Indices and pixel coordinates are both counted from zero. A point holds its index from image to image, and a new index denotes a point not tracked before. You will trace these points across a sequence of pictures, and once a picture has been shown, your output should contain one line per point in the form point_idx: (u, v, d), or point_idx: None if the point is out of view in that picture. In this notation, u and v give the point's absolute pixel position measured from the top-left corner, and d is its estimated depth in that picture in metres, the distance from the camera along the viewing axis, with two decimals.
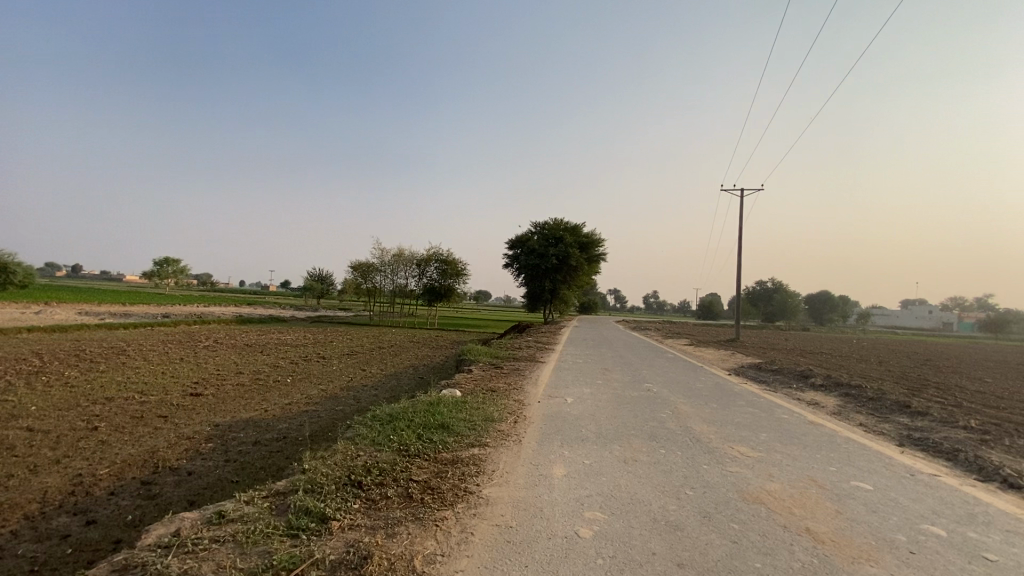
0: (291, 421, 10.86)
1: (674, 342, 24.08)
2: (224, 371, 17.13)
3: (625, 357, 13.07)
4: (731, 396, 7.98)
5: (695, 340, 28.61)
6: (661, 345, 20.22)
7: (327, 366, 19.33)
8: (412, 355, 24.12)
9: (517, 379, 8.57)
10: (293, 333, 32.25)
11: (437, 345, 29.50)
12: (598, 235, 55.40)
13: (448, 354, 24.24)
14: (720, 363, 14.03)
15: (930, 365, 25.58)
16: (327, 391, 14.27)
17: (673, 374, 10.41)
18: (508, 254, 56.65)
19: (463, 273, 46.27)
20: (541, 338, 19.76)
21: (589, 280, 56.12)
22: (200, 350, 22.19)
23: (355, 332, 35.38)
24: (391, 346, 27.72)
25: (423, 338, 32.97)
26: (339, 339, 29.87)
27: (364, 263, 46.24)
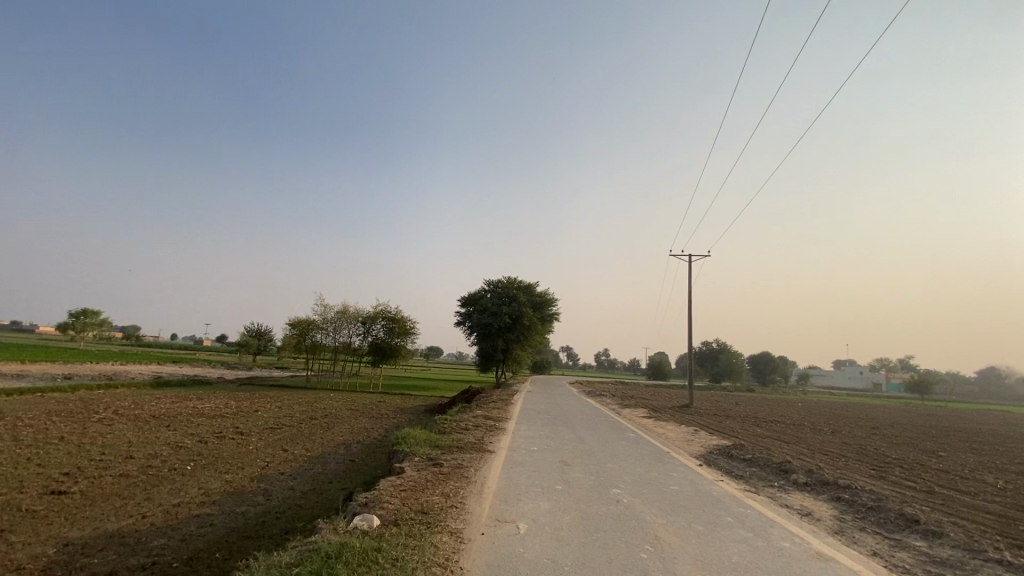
0: (171, 535, 8.65)
1: (631, 411, 22.97)
2: (110, 454, 14.30)
3: (583, 439, 11.74)
4: (711, 504, 6.81)
5: (650, 407, 27.68)
6: (619, 417, 19.03)
7: (242, 446, 16.72)
8: (348, 428, 21.71)
9: (459, 487, 6.98)
10: (214, 400, 28.85)
11: (378, 414, 27.02)
12: (552, 294, 55.05)
13: (389, 426, 22.00)
14: (683, 443, 12.98)
15: (879, 434, 25.60)
16: (231, 485, 11.91)
17: (638, 465, 9.18)
18: (460, 312, 55.05)
19: (412, 332, 44.16)
20: (491, 411, 18.12)
21: (542, 340, 55.09)
22: (91, 424, 18.95)
23: (289, 397, 32.25)
24: (325, 416, 25.10)
25: (363, 405, 30.30)
26: (266, 409, 26.81)
27: (304, 320, 43.25)
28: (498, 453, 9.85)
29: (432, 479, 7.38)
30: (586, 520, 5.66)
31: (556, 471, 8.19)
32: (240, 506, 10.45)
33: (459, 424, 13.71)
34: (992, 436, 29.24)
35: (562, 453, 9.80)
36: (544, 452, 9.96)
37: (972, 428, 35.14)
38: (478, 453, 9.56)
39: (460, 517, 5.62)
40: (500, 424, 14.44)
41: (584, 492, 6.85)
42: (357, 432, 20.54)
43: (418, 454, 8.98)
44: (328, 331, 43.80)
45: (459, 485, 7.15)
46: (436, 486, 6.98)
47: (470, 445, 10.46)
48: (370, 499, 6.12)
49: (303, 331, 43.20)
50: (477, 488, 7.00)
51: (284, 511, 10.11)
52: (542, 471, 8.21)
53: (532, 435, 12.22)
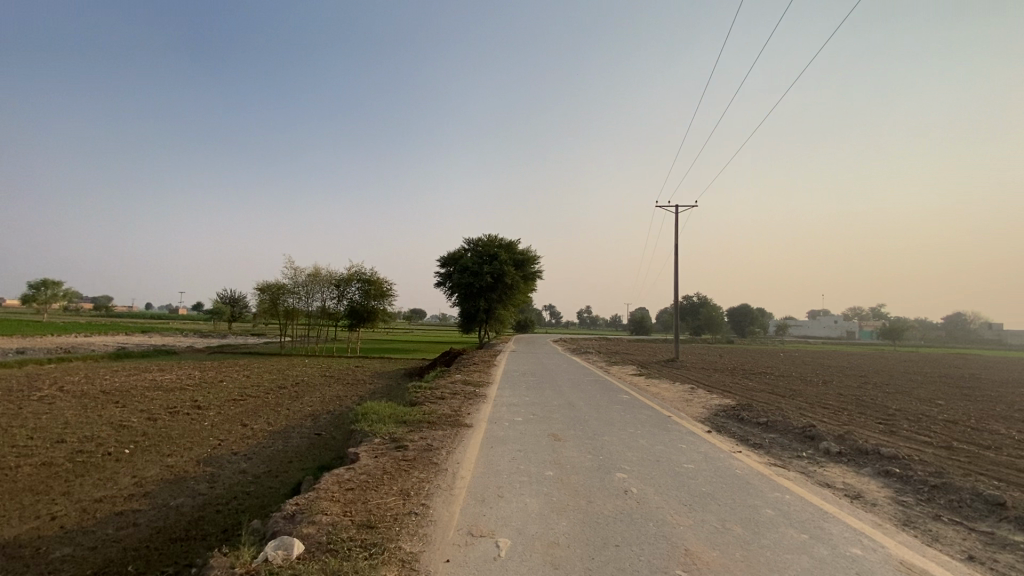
0: (80, 542, 7.07)
1: (620, 368, 21.87)
2: (37, 437, 12.54)
3: (573, 406, 10.38)
4: (739, 488, 5.48)
5: (638, 364, 26.75)
6: (609, 377, 17.86)
7: (196, 422, 15.07)
8: (318, 398, 20.22)
9: (425, 481, 5.51)
10: (176, 371, 26.99)
11: (352, 380, 25.58)
12: (534, 251, 53.40)
13: (363, 394, 20.56)
14: (683, 404, 11.76)
15: (869, 383, 25.15)
16: (172, 470, 10.33)
17: (641, 437, 7.82)
18: (439, 272, 53.21)
19: (389, 294, 42.33)
20: (471, 375, 16.78)
21: (525, 299, 53.83)
22: (28, 402, 17.07)
23: (260, 366, 30.55)
24: (295, 385, 23.52)
25: (338, 371, 28.80)
26: (231, 379, 25.07)
27: (273, 285, 41.10)
28: (476, 427, 8.41)
29: (391, 470, 5.91)
30: (589, 528, 4.23)
31: (546, 450, 6.79)
32: (177, 497, 8.91)
33: (432, 393, 12.25)
34: (977, 381, 29.20)
35: (551, 425, 8.40)
36: (530, 423, 8.55)
37: (953, 373, 35.36)
38: (452, 430, 8.11)
39: (419, 532, 4.16)
40: (480, 390, 13.07)
41: (582, 481, 5.43)
42: (327, 402, 19.03)
43: (379, 434, 7.49)
44: (300, 295, 41.73)
45: (425, 476, 5.70)
46: (395, 480, 5.52)
47: (444, 418, 9.02)
48: (303, 509, 4.60)
49: (274, 296, 41.09)
50: (447, 480, 5.56)
51: (227, 501, 8.63)
52: (528, 451, 6.78)
53: (516, 402, 10.82)
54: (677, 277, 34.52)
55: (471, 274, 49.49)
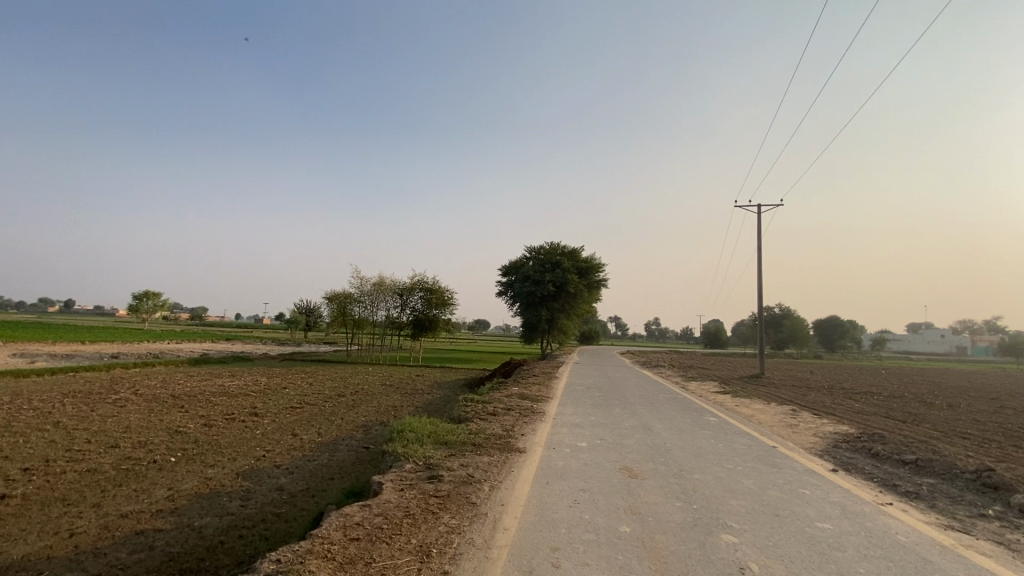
0: (85, 568, 6.29)
1: (698, 384, 19.53)
2: (95, 443, 12.52)
3: (651, 428, 8.63)
4: (919, 571, 3.66)
5: (717, 379, 24.06)
6: (687, 394, 15.73)
7: (248, 431, 14.71)
8: (374, 407, 19.63)
9: (454, 534, 4.10)
10: (245, 377, 27.63)
11: (411, 390, 24.91)
12: (599, 259, 51.22)
13: (419, 405, 19.67)
14: (787, 430, 9.61)
15: (1009, 408, 20.90)
16: (208, 485, 9.66)
17: (744, 476, 6.03)
18: (501, 282, 52.39)
19: (450, 303, 41.86)
20: (530, 389, 15.33)
21: (590, 309, 51.67)
22: (102, 405, 17.64)
23: (324, 373, 30.76)
24: (354, 394, 23.20)
25: (397, 381, 28.34)
26: (294, 386, 25.19)
27: (341, 294, 41.41)
28: (531, 452, 6.95)
29: (416, 512, 4.60)
30: None
31: (620, 491, 5.21)
32: (203, 517, 8.09)
33: (485, 407, 10.93)
34: None
35: (623, 454, 6.77)
36: (597, 451, 6.95)
37: None
38: (501, 456, 6.66)
39: None
40: (539, 406, 11.61)
41: (672, 549, 3.84)
42: (381, 412, 18.31)
43: (412, 459, 6.21)
44: (366, 304, 41.94)
45: (457, 526, 4.30)
46: (416, 528, 4.19)
47: (494, 440, 7.64)
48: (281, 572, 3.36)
49: (340, 305, 41.51)
50: (483, 532, 4.16)
51: (253, 525, 7.68)
52: (595, 492, 5.20)
53: (581, 423, 9.22)
54: (760, 283, 31.25)
55: (533, 282, 48.16)
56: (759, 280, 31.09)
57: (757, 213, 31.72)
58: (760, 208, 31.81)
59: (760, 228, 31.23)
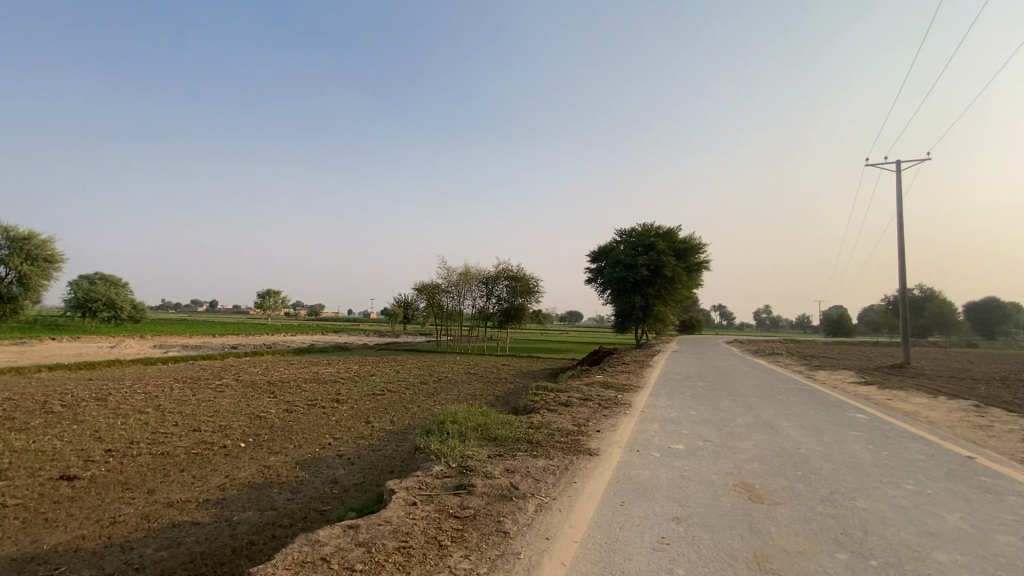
0: (105, 564, 5.71)
1: (825, 374, 16.26)
2: (180, 426, 12.76)
3: (774, 429, 6.43)
4: None
5: (849, 368, 20.20)
6: (815, 385, 12.83)
7: (324, 417, 14.40)
8: (453, 394, 18.77)
9: None
10: (338, 366, 28.44)
11: (493, 379, 23.86)
12: (697, 239, 46.98)
13: (498, 394, 18.47)
14: (978, 434, 6.88)
15: None
16: (264, 474, 9.07)
17: (944, 508, 3.82)
18: (590, 268, 50.16)
19: (536, 290, 40.58)
20: (616, 377, 13.39)
21: (688, 294, 47.67)
22: (204, 390, 18.63)
23: (412, 362, 30.98)
24: (436, 382, 22.67)
25: (482, 370, 27.55)
26: (380, 374, 25.27)
27: (430, 284, 41.64)
28: (606, 455, 5.18)
29: (417, 543, 3.12)
30: None
31: (739, 527, 3.33)
32: (245, 511, 7.38)
33: (559, 394, 9.24)
34: None
35: (738, 463, 4.81)
36: (699, 458, 5.01)
37: None
38: (565, 458, 5.01)
39: None
40: (625, 395, 9.73)
41: None
42: (459, 400, 17.35)
43: (445, 459, 4.78)
44: (454, 295, 41.72)
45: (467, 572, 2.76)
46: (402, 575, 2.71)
47: (561, 434, 5.98)
48: None
49: (430, 296, 41.76)
50: None
51: (288, 525, 6.77)
52: (695, 523, 3.40)
53: (676, 419, 7.23)
54: (899, 255, 26.13)
55: (624, 267, 45.39)
56: (898, 251, 26.00)
57: (894, 171, 26.54)
58: (898, 164, 26.55)
59: (898, 190, 26.08)
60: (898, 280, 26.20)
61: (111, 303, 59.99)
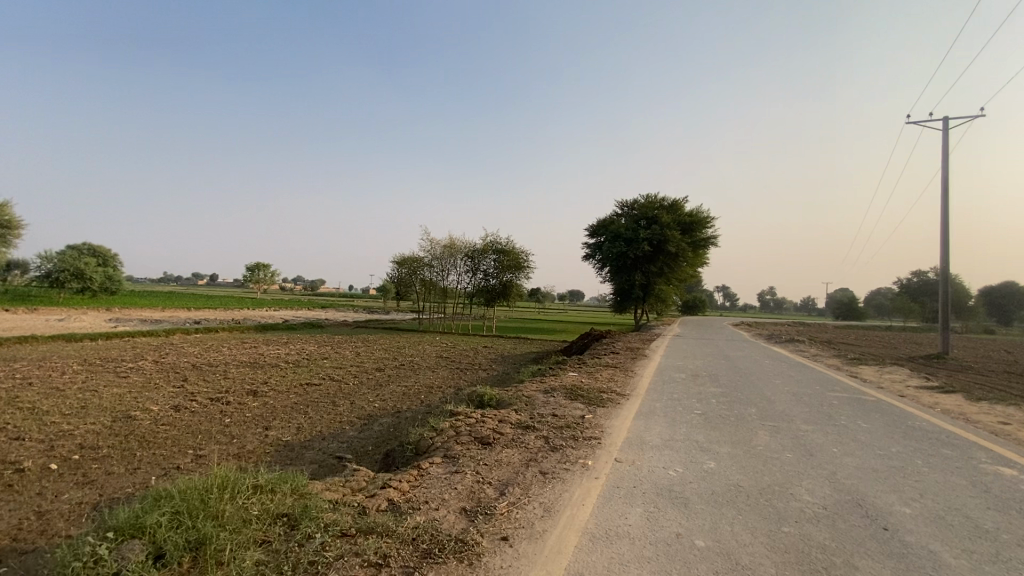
0: None
1: (866, 368, 12.79)
2: (6, 432, 9.43)
3: (895, 537, 3.01)
4: None
5: (887, 361, 16.82)
6: (869, 388, 9.45)
7: (219, 416, 11.03)
8: (407, 385, 15.29)
9: None
10: (296, 345, 25.10)
11: (465, 365, 20.45)
12: (705, 212, 43.07)
13: (463, 387, 14.97)
14: None
15: None
16: (19, 527, 5.67)
17: None
18: (588, 243, 46.49)
19: (527, 266, 37.01)
20: (603, 374, 9.79)
21: (694, 272, 44.02)
22: (103, 376, 15.30)
23: (382, 342, 27.68)
24: (398, 367, 19.18)
25: (456, 354, 24.08)
26: (337, 356, 21.89)
27: (410, 258, 38.25)
28: None
29: None
30: None
31: None
32: None
33: (494, 412, 5.66)
34: None
35: None
36: None
37: None
38: None
39: None
40: (606, 409, 6.12)
41: None
42: (410, 395, 13.90)
43: None
44: (437, 270, 38.23)
45: None
46: None
47: (400, 568, 2.42)
48: None
49: (411, 271, 38.18)
50: None
51: None
52: None
53: (686, 481, 3.73)
54: (943, 228, 22.42)
55: (625, 241, 41.73)
56: (941, 224, 22.29)
57: (941, 128, 22.58)
58: (947, 122, 22.58)
59: (944, 152, 22.19)
60: (939, 257, 22.52)
61: (79, 274, 56.47)
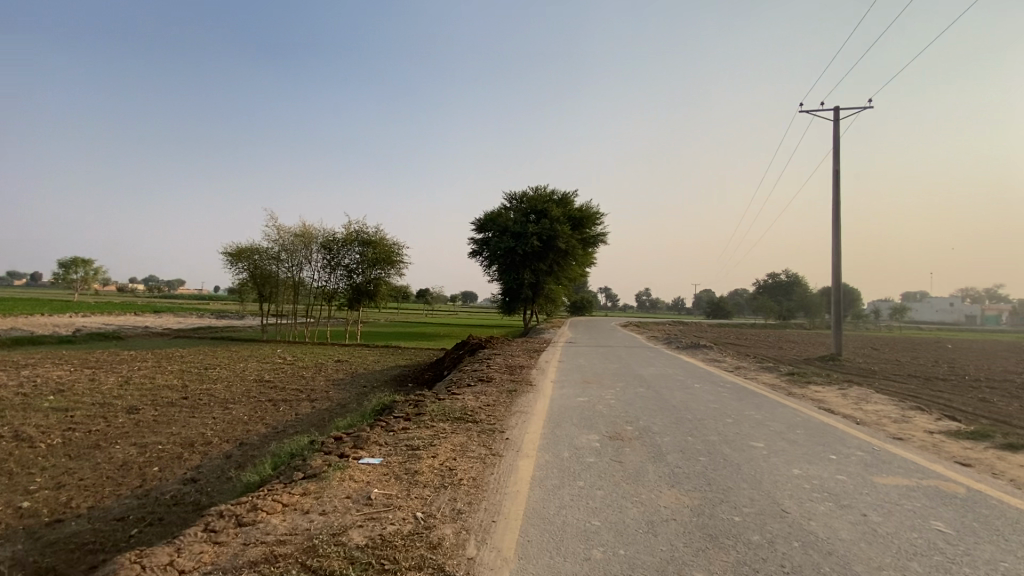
0: None
1: (817, 387, 9.37)
2: None
3: None
4: None
5: (808, 369, 14.30)
6: (882, 434, 5.84)
7: None
8: (144, 445, 9.08)
9: None
10: (34, 369, 16.94)
11: (288, 392, 14.51)
12: (595, 208, 40.72)
13: (245, 445, 9.17)
14: None
15: None
16: None
17: None
18: (473, 239, 41.94)
19: (400, 261, 31.33)
20: (450, 437, 4.85)
21: (584, 270, 41.45)
22: None
23: (189, 359, 20.41)
24: (172, 403, 12.56)
25: (284, 374, 17.67)
26: (87, 386, 14.60)
27: (248, 248, 30.20)
28: None
29: None
30: None
31: None
32: None
33: None
34: None
35: None
36: None
37: None
38: None
39: None
40: None
41: None
42: (125, 470, 7.88)
43: None
44: (285, 263, 30.90)
45: None
46: None
47: None
48: None
49: (249, 265, 30.27)
50: None
51: None
52: None
53: None
54: (835, 222, 21.02)
55: (512, 236, 37.89)
56: (835, 218, 20.86)
57: (832, 117, 21.19)
58: (839, 112, 21.57)
59: (837, 141, 20.73)
60: (833, 252, 21.32)
61: None
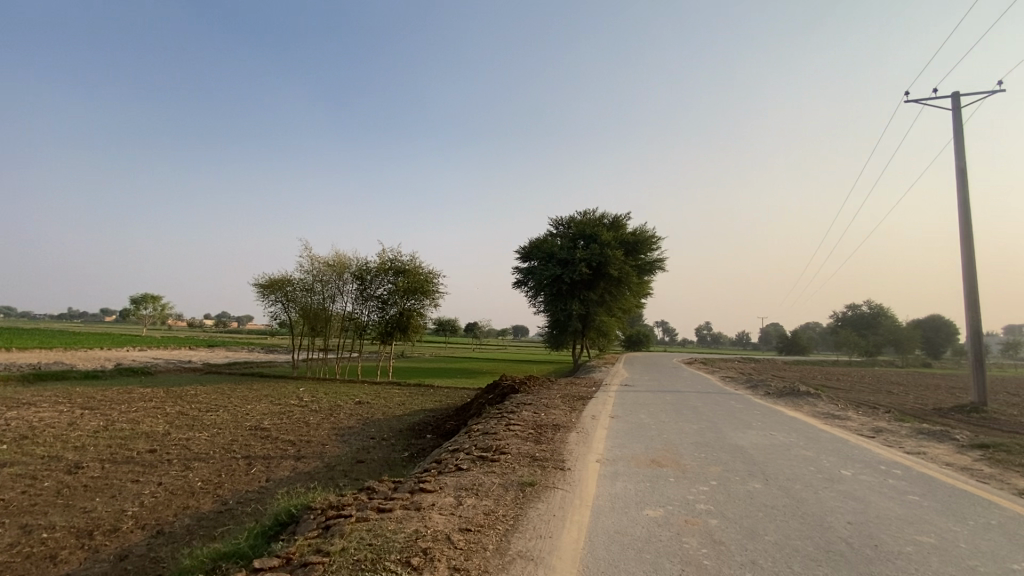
0: None
1: None
2: None
3: None
4: None
5: (969, 428, 10.11)
6: None
7: None
8: (30, 532, 6.59)
9: None
10: (23, 408, 15.32)
11: (279, 444, 11.93)
12: (651, 231, 37.17)
13: (156, 540, 6.40)
14: None
15: None
16: None
17: None
18: (518, 268, 39.24)
19: (436, 291, 28.99)
20: None
21: (639, 300, 37.59)
22: None
23: (197, 399, 18.47)
24: (130, 459, 10.21)
25: (288, 420, 15.21)
26: (58, 431, 12.61)
27: (280, 279, 28.82)
28: None
29: None
30: None
31: None
32: None
33: None
34: None
35: None
36: None
37: None
38: None
39: None
40: None
41: None
42: None
43: None
44: (317, 294, 29.29)
45: None
46: None
47: None
48: None
49: (281, 296, 28.85)
50: None
51: None
52: None
53: None
54: (965, 233, 16.56)
55: (559, 263, 34.88)
56: (964, 227, 16.41)
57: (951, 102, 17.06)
58: (958, 96, 17.40)
59: (960, 131, 16.54)
60: (965, 272, 16.74)
61: None
